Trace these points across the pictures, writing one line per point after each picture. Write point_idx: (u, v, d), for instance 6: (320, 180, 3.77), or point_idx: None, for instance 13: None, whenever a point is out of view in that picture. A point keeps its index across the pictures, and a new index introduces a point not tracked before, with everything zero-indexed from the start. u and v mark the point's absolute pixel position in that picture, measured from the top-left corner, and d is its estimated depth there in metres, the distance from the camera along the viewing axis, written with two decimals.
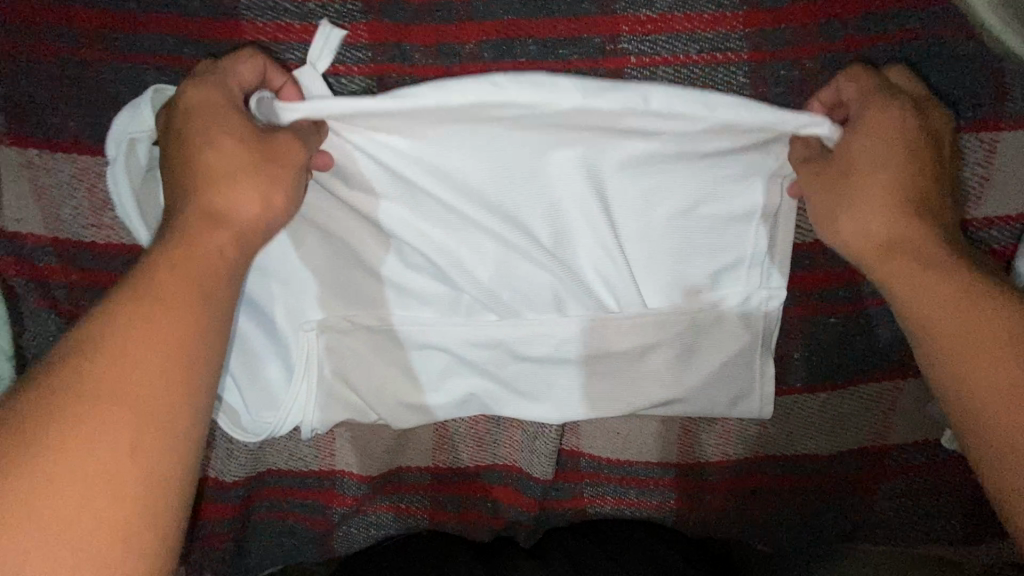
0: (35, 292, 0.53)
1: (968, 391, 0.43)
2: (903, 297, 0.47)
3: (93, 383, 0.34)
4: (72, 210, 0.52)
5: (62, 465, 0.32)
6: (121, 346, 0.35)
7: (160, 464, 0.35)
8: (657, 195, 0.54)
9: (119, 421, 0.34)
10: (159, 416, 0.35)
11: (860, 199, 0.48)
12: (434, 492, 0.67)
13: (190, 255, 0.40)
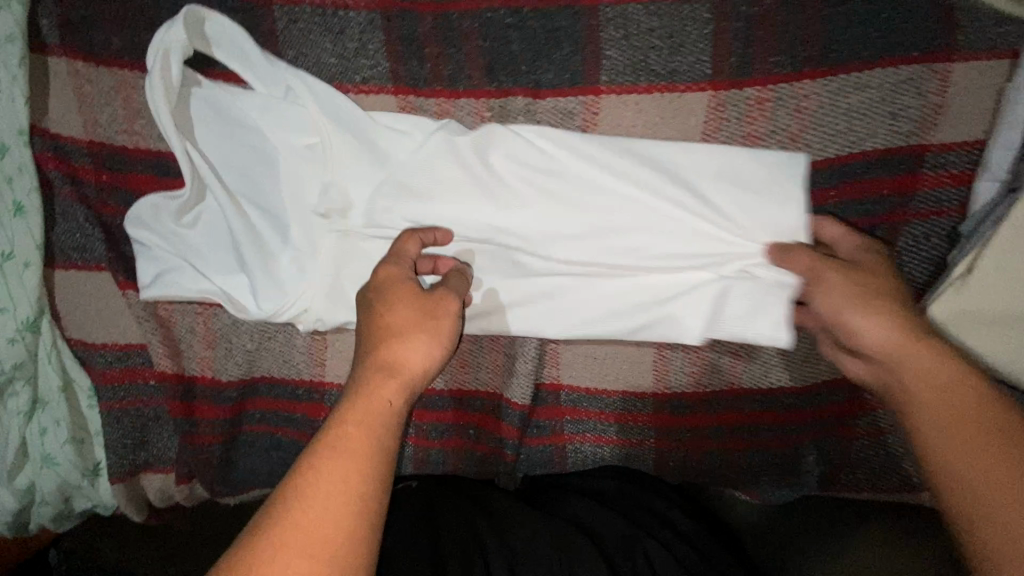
0: (69, 189, 0.59)
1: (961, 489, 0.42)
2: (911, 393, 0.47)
3: (366, 401, 0.45)
4: (108, 116, 0.59)
5: (300, 502, 0.40)
6: (342, 434, 0.44)
7: (345, 480, 0.42)
8: (624, 119, 0.60)
9: (364, 436, 0.44)
10: (374, 451, 0.44)
11: (841, 286, 0.51)
12: (418, 419, 0.69)
13: (387, 290, 0.52)
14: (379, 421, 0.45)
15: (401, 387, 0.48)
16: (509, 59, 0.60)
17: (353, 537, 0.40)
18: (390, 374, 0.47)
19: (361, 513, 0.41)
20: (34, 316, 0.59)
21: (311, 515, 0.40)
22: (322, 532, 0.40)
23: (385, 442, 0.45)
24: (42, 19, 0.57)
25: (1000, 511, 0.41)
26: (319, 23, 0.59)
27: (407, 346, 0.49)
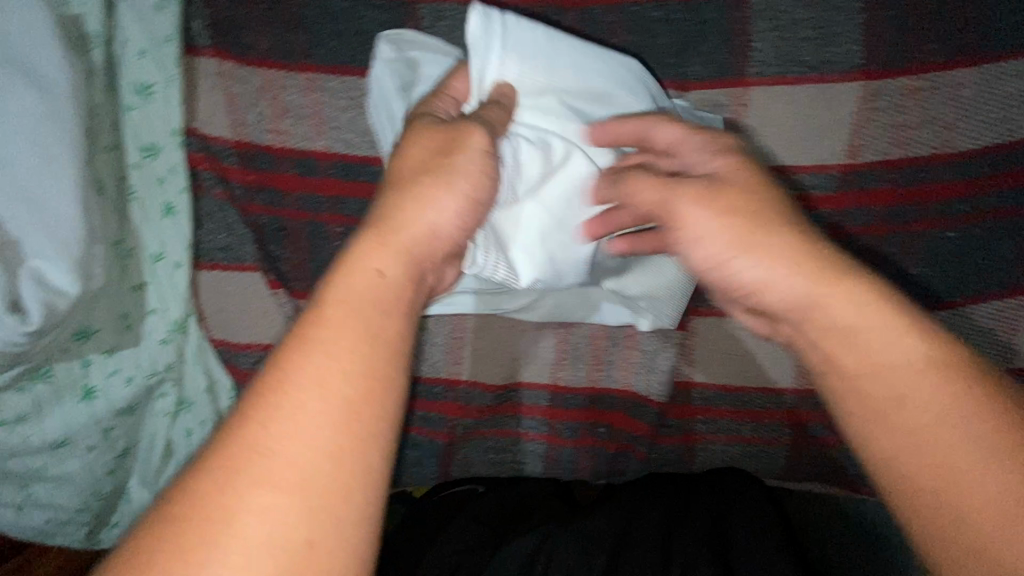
0: (219, 189, 0.59)
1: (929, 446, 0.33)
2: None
3: (355, 279, 0.36)
4: (255, 116, 0.59)
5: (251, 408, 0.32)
6: (330, 319, 0.35)
7: (317, 382, 0.32)
8: (772, 111, 0.59)
9: (360, 323, 0.35)
10: (376, 356, 0.34)
11: (789, 213, 0.41)
12: (549, 418, 0.68)
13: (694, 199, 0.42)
14: (374, 316, 0.35)
15: (404, 261, 0.38)
16: (655, 52, 0.59)
17: (347, 460, 0.31)
18: (384, 245, 0.38)
19: (344, 431, 0.32)
20: (183, 316, 0.59)
21: (305, 430, 0.31)
22: (301, 453, 0.31)
23: (380, 347, 0.35)
24: (192, 20, 0.57)
25: (970, 473, 0.31)
26: (464, 19, 0.59)
27: (430, 202, 0.41)
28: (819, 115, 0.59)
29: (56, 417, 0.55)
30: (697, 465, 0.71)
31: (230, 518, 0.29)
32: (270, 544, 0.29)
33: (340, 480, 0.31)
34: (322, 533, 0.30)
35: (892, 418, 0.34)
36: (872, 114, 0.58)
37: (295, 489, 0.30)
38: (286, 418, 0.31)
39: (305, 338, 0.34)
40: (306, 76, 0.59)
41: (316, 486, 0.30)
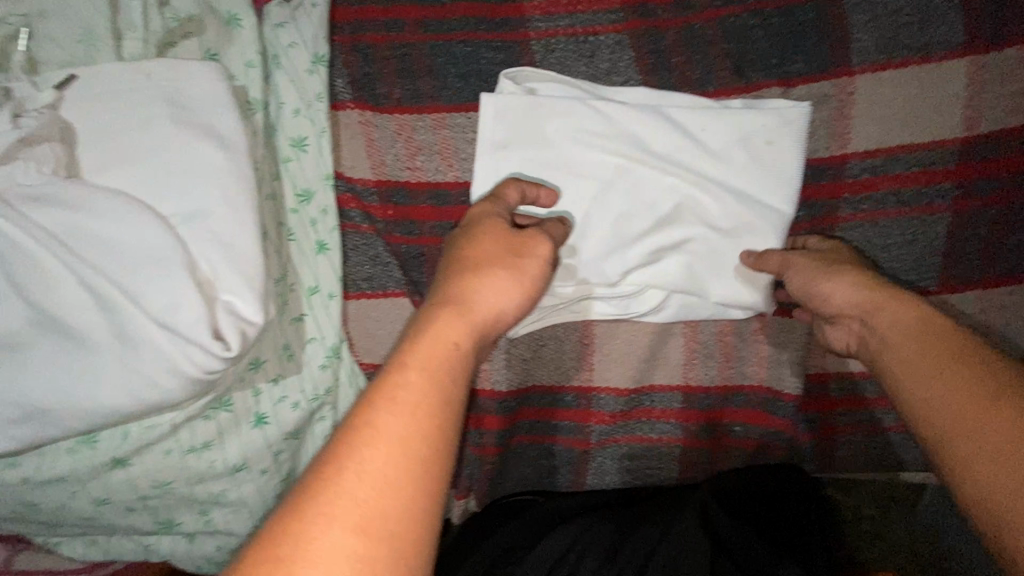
0: (363, 224, 0.66)
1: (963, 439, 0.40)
2: (908, 379, 0.46)
3: (444, 350, 0.44)
4: (392, 156, 0.65)
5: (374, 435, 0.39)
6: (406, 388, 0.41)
7: (409, 427, 0.40)
8: (880, 95, 0.61)
9: (430, 391, 0.42)
10: (441, 418, 0.41)
11: (804, 264, 0.57)
12: (684, 421, 0.67)
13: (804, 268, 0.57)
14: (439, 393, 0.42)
15: (475, 340, 0.46)
16: (755, 56, 0.63)
17: (394, 509, 0.37)
18: (459, 320, 0.46)
19: (414, 477, 0.38)
20: (338, 343, 0.64)
21: (367, 468, 0.38)
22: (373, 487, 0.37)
23: (444, 422, 0.41)
24: (335, 81, 0.66)
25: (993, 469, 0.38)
26: (573, 50, 0.65)
27: (491, 288, 0.49)
28: (926, 94, 0.60)
29: (235, 441, 0.60)
30: (836, 460, 0.69)
31: (313, 524, 0.35)
32: (339, 548, 0.35)
33: (403, 503, 0.38)
34: (389, 547, 0.36)
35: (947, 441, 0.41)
36: (982, 86, 0.59)
37: (365, 509, 0.36)
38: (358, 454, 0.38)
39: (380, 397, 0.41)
40: (436, 116, 0.65)
41: (373, 515, 0.36)
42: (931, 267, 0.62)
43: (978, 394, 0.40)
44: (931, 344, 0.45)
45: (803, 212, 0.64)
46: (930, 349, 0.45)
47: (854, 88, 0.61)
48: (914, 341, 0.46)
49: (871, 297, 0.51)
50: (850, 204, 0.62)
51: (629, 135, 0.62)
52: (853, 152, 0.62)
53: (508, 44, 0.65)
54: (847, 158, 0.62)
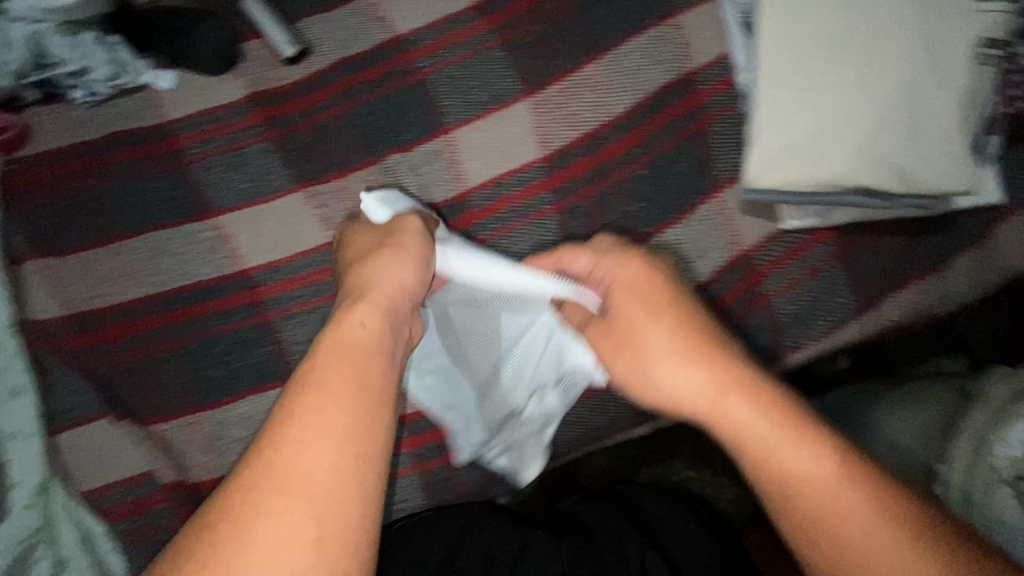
0: (61, 358, 0.70)
1: (798, 496, 0.53)
2: (745, 441, 0.56)
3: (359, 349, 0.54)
4: (78, 291, 0.71)
5: (287, 432, 0.48)
6: (319, 386, 0.50)
7: (341, 405, 0.50)
8: (475, 139, 0.76)
9: (339, 376, 0.51)
10: (358, 423, 0.49)
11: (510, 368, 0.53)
12: (412, 448, 0.76)
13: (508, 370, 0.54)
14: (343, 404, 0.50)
15: (383, 315, 0.58)
16: (375, 133, 0.77)
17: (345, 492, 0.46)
18: (365, 307, 0.57)
19: (342, 454, 0.47)
20: (42, 480, 0.65)
21: (303, 465, 0.46)
22: (307, 495, 0.45)
23: (377, 415, 0.51)
24: (14, 240, 0.72)
25: (858, 540, 0.50)
26: (225, 162, 0.76)
27: (389, 264, 0.62)
28: (506, 130, 0.76)
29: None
30: (554, 440, 0.78)
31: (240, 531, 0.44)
32: (294, 552, 0.43)
33: (335, 484, 0.46)
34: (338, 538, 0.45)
35: (832, 519, 0.51)
36: (540, 116, 0.76)
37: (315, 501, 0.45)
38: (292, 444, 0.47)
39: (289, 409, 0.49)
40: (115, 245, 0.73)
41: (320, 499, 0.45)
42: None
43: (830, 478, 0.52)
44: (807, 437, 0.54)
45: None
46: (805, 442, 0.54)
47: (454, 139, 0.76)
48: (726, 385, 0.58)
49: (707, 379, 0.59)
50: (484, 226, 0.75)
51: (276, 229, 0.75)
52: (470, 187, 0.76)
53: (169, 172, 0.75)
54: (467, 193, 0.76)
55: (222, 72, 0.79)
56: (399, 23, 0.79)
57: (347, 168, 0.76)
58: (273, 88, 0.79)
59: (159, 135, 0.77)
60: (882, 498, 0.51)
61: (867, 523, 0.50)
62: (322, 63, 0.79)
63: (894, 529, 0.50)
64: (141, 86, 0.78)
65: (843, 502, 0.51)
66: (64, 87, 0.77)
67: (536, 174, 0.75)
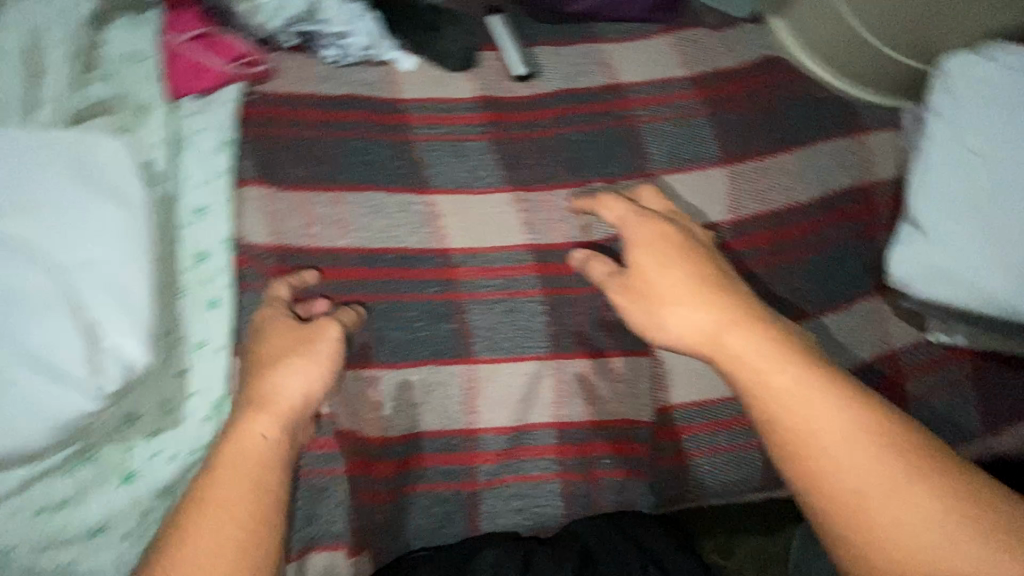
0: (260, 284, 0.71)
1: (812, 458, 0.50)
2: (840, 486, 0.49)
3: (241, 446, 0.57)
4: (290, 226, 0.73)
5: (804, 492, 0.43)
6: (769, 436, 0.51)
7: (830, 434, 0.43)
8: (673, 187, 0.83)
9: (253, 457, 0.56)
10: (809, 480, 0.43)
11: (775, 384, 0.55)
12: (560, 456, 0.76)
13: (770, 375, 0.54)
14: (715, 307, 0.60)
15: (284, 423, 0.59)
16: (586, 160, 0.84)
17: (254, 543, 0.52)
18: (270, 415, 0.59)
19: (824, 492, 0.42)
20: (223, 396, 0.65)
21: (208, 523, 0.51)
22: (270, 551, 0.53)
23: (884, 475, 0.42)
24: (242, 163, 0.75)
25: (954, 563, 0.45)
26: (447, 149, 0.82)
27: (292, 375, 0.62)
28: (702, 189, 0.84)
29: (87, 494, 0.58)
30: (691, 482, 0.79)
31: None
32: None
33: None
34: None
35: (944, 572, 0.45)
36: (734, 185, 0.84)
37: None
38: None
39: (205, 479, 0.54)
40: (331, 194, 0.76)
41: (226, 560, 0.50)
42: None
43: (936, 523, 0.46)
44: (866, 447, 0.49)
45: None
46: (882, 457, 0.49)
47: (656, 183, 0.83)
48: (852, 440, 0.50)
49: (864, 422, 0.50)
50: None
51: (479, 218, 0.79)
52: None
53: (397, 143, 0.81)
54: None
55: (458, 70, 0.85)
56: (622, 73, 0.89)
57: (555, 183, 0.82)
58: (502, 96, 0.85)
59: (391, 108, 0.82)
60: (911, 451, 0.49)
61: (884, 463, 0.49)
62: (547, 86, 0.87)
63: (924, 482, 0.48)
64: (383, 61, 0.83)
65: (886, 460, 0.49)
66: (317, 41, 0.81)
67: (722, 233, 0.82)
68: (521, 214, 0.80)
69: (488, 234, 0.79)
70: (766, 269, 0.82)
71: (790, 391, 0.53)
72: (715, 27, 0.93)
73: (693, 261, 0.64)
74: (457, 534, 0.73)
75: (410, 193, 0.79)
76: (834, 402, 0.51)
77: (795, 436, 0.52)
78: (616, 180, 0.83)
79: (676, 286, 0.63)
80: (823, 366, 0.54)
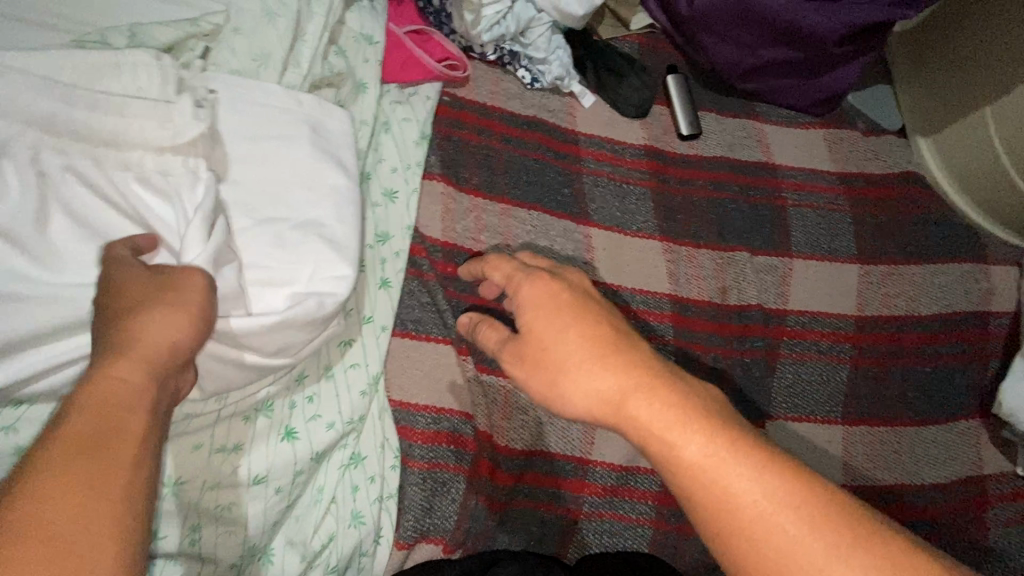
0: (426, 274, 0.74)
1: (747, 530, 0.40)
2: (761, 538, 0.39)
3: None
4: (462, 226, 0.77)
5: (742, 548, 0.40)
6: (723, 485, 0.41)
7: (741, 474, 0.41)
8: (808, 272, 0.87)
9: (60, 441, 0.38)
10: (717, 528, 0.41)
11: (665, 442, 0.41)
12: (659, 503, 0.77)
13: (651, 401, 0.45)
14: (617, 363, 0.47)
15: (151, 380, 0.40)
16: (732, 228, 0.88)
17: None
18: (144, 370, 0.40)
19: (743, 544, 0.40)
20: (380, 372, 0.68)
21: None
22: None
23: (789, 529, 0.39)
24: (430, 157, 0.78)
25: None
26: (610, 186, 0.86)
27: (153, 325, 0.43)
28: (834, 279, 0.88)
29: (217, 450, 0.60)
30: None
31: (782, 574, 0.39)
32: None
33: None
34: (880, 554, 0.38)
35: None
36: (864, 282, 0.88)
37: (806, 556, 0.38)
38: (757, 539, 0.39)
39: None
40: (502, 205, 0.80)
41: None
42: (838, 402, 0.84)
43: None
44: (777, 505, 0.40)
45: (762, 342, 0.84)
46: (788, 511, 0.40)
47: (792, 265, 0.87)
48: (767, 491, 0.40)
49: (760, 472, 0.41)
50: (789, 345, 0.85)
51: (629, 258, 0.83)
52: (791, 308, 0.86)
53: (567, 170, 0.84)
54: (787, 312, 0.85)
55: (632, 117, 0.90)
56: (776, 154, 0.94)
57: (701, 242, 0.86)
58: (665, 150, 0.90)
59: (566, 137, 0.86)
60: (835, 519, 0.39)
61: (816, 545, 0.39)
62: (706, 150, 0.92)
63: (881, 566, 0.38)
64: (568, 93, 0.88)
65: (814, 549, 0.38)
66: (516, 61, 0.85)
67: (846, 325, 0.86)
68: (666, 263, 0.84)
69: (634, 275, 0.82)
70: (878, 368, 0.86)
71: (701, 465, 0.42)
72: (864, 132, 0.99)
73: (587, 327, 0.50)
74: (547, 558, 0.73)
75: (571, 220, 0.82)
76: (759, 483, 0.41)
77: (709, 494, 0.41)
78: (757, 253, 0.87)
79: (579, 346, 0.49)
80: (727, 421, 0.44)
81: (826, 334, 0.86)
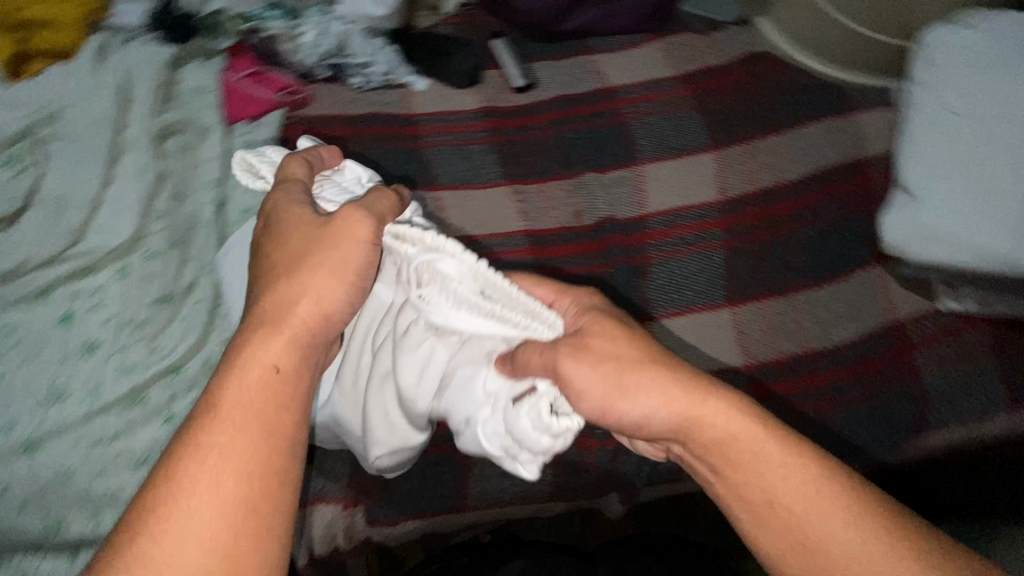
0: None
1: (761, 491, 0.50)
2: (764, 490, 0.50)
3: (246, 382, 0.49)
4: None
5: (776, 494, 0.50)
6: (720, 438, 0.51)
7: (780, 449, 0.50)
8: (662, 173, 0.89)
9: (262, 393, 0.48)
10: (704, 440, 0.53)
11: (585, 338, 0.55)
12: None
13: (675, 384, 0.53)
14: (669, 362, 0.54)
15: (297, 349, 0.52)
16: (577, 155, 0.91)
17: (247, 522, 0.44)
18: (279, 337, 0.51)
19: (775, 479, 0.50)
20: None
21: (202, 496, 0.44)
22: (201, 523, 0.43)
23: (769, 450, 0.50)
24: None
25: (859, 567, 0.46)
26: (452, 151, 0.92)
27: (313, 289, 0.54)
28: (688, 173, 0.88)
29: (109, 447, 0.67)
30: None
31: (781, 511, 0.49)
32: (835, 520, 0.48)
33: (828, 517, 0.48)
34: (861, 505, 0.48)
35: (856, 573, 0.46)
36: (722, 167, 0.88)
37: (795, 497, 0.49)
38: (776, 496, 0.50)
39: (189, 437, 0.46)
40: None
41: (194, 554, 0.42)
42: (721, 286, 0.83)
43: (834, 519, 0.48)
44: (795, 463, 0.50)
45: (623, 250, 0.85)
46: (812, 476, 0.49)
47: (643, 171, 0.89)
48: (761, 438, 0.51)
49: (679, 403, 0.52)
50: (656, 246, 0.85)
51: (479, 211, 0.88)
52: (651, 211, 0.87)
53: (409, 149, 0.92)
54: (648, 216, 0.87)
55: (465, 86, 0.97)
56: (612, 77, 0.97)
57: (547, 176, 0.90)
58: (503, 106, 0.96)
59: (406, 121, 0.95)
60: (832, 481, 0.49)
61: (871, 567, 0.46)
62: (543, 95, 0.97)
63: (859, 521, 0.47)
64: (402, 85, 0.98)
65: (776, 465, 0.50)
66: (345, 72, 0.96)
67: (710, 211, 0.86)
68: (515, 204, 0.89)
69: (487, 223, 0.88)
70: (752, 243, 0.84)
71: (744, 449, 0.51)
72: (702, 32, 1.00)
73: (642, 340, 0.55)
74: (447, 496, 0.76)
75: (418, 192, 0.89)
76: (843, 516, 0.48)
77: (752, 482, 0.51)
78: (606, 171, 0.90)
79: (632, 353, 0.54)
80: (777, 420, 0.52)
81: (691, 226, 0.86)
